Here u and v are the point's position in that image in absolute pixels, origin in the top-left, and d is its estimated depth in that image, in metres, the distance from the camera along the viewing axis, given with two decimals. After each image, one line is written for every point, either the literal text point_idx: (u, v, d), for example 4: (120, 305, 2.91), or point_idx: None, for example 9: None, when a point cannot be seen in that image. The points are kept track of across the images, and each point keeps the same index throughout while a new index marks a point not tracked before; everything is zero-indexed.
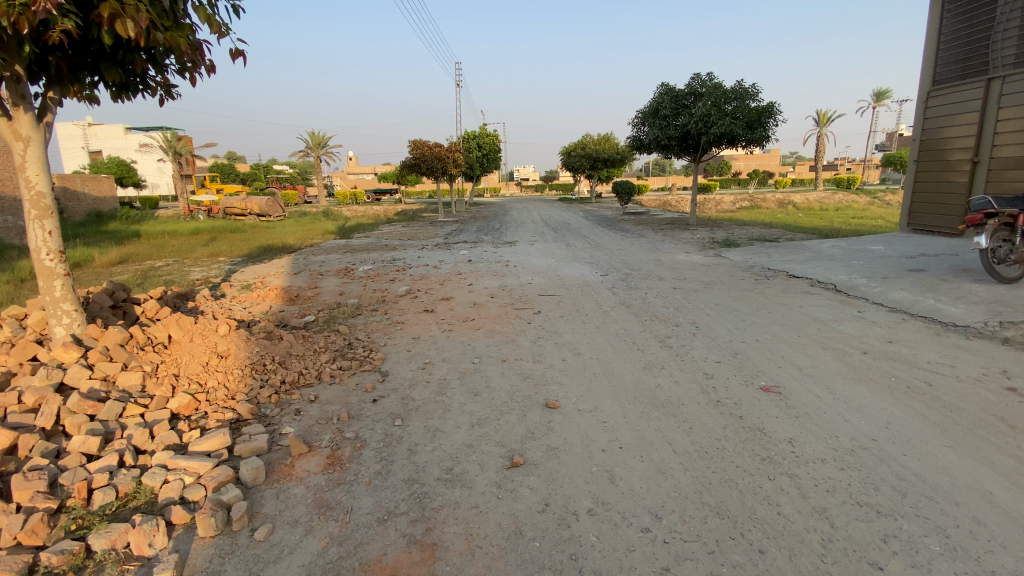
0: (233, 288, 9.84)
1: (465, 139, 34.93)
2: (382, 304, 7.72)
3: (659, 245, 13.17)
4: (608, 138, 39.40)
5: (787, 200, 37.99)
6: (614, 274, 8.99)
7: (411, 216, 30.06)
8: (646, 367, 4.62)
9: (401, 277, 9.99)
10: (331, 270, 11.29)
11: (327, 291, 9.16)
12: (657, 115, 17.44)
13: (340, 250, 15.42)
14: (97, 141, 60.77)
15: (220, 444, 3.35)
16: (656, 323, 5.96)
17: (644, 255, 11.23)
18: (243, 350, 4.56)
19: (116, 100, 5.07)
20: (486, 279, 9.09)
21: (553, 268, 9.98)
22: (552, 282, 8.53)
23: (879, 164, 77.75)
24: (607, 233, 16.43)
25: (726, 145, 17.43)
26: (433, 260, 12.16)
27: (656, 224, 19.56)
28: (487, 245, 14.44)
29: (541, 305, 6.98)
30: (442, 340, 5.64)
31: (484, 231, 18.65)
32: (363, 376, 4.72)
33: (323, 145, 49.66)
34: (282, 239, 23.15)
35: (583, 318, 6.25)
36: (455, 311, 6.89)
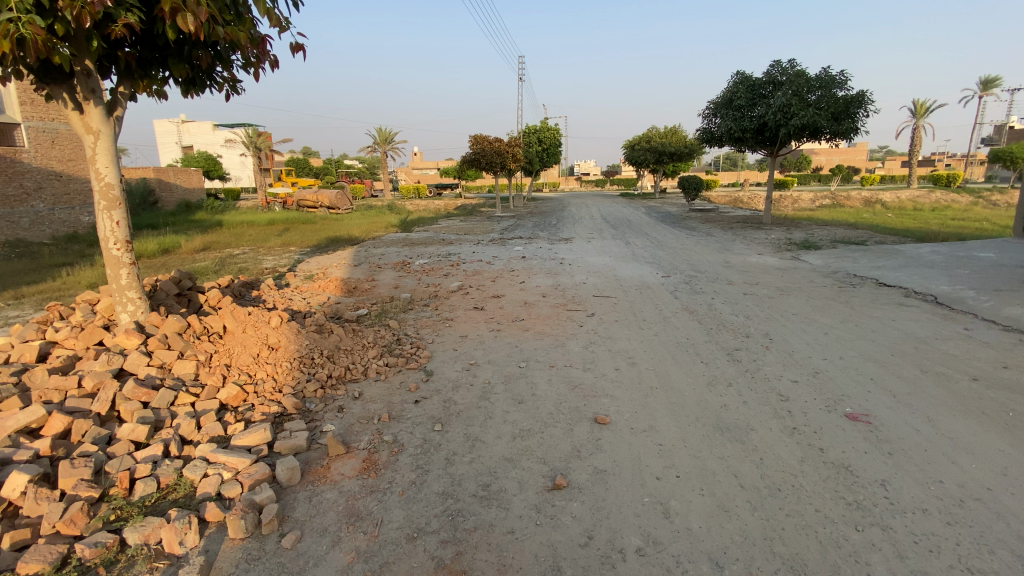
0: (297, 278, 10.20)
1: (526, 134, 34.72)
2: (434, 299, 7.66)
3: (728, 245, 12.33)
4: (676, 131, 37.76)
5: (874, 198, 34.82)
6: (677, 276, 8.46)
7: (471, 211, 30.26)
8: (710, 383, 4.19)
9: (455, 272, 9.93)
10: (388, 263, 11.45)
11: (383, 284, 9.25)
12: (731, 106, 16.38)
13: (399, 243, 15.70)
14: (189, 137, 66.00)
15: (261, 439, 3.33)
16: (722, 333, 5.45)
17: (711, 256, 10.51)
18: (293, 342, 4.57)
19: (187, 96, 5.27)
20: (541, 277, 8.82)
21: (611, 267, 9.55)
22: (610, 283, 8.12)
23: (986, 159, 69.64)
24: (670, 232, 15.68)
25: (808, 138, 16.08)
26: (488, 255, 12.04)
27: (725, 223, 18.45)
28: (544, 241, 14.16)
29: (597, 306, 6.63)
30: (490, 341, 5.44)
31: (541, 227, 18.38)
32: (407, 374, 4.60)
33: (389, 140, 51.16)
34: (347, 231, 23.99)
35: (641, 324, 5.85)
36: (506, 310, 6.68)
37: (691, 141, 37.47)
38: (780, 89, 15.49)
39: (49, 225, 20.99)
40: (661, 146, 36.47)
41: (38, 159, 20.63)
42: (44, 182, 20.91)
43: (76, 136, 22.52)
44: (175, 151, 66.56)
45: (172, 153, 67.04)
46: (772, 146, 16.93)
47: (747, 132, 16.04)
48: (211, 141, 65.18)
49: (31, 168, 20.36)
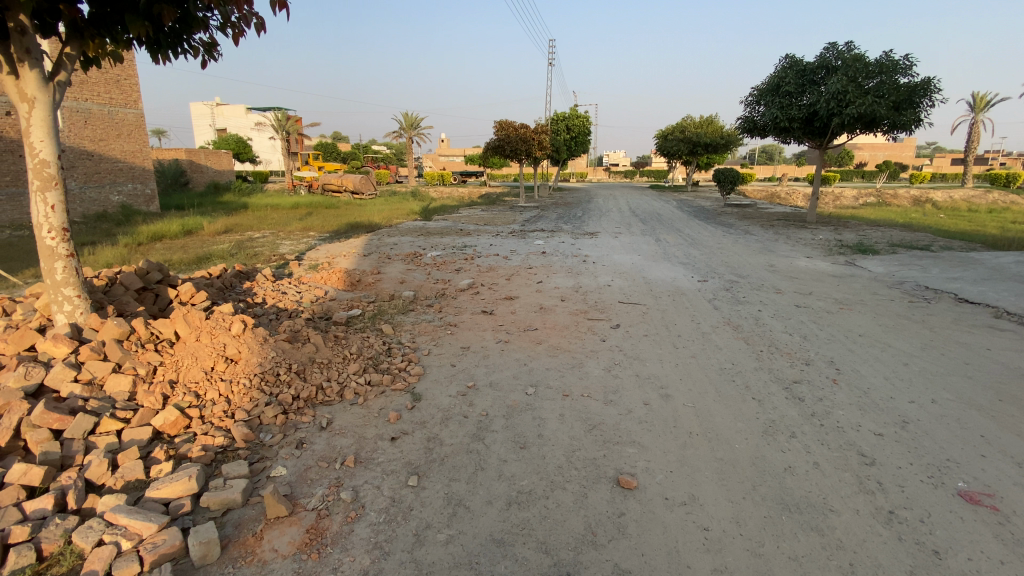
0: (301, 267, 9.60)
1: (554, 121, 33.52)
2: (439, 299, 6.87)
3: (770, 246, 11.19)
4: (712, 120, 35.87)
5: (925, 197, 32.48)
6: (716, 281, 7.48)
7: (494, 200, 29.45)
8: (766, 432, 3.29)
9: (467, 268, 9.12)
10: (400, 254, 10.78)
11: (389, 277, 8.51)
12: (777, 94, 15.02)
13: (416, 232, 15.05)
14: (223, 119, 66.74)
15: (183, 490, 2.59)
16: (776, 358, 4.51)
17: (752, 258, 9.44)
18: (258, 353, 3.82)
19: (153, 59, 4.54)
20: (561, 277, 7.95)
21: (640, 268, 8.60)
22: (639, 286, 7.21)
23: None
24: (705, 228, 14.55)
25: (863, 129, 14.61)
26: (505, 249, 11.21)
27: (765, 220, 17.11)
28: (568, 235, 13.24)
29: (622, 316, 5.74)
30: (495, 356, 4.61)
31: (566, 219, 17.42)
32: (390, 398, 3.82)
33: (415, 126, 50.56)
34: (369, 217, 23.49)
35: (677, 341, 4.94)
36: (517, 316, 5.84)
37: (728, 132, 35.53)
38: (834, 75, 14.06)
39: (78, 204, 21.13)
40: (696, 137, 34.76)
41: (70, 139, 20.91)
42: (73, 160, 21.05)
43: (106, 115, 22.30)
44: (209, 133, 67.44)
45: (206, 135, 68.12)
46: (822, 138, 15.50)
47: (795, 123, 14.66)
48: (243, 124, 65.82)
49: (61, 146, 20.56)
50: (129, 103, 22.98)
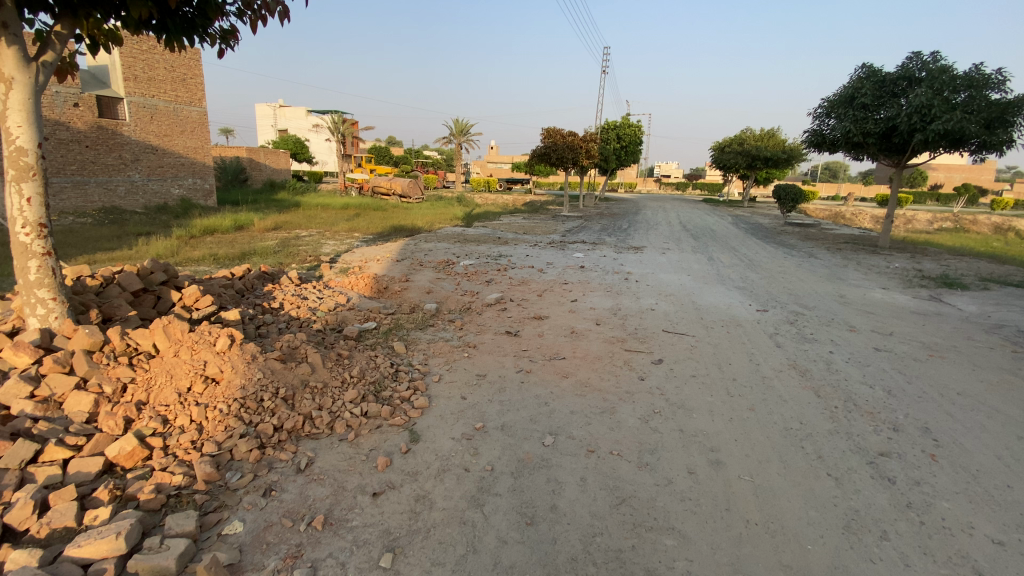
0: (331, 270, 9.37)
1: (604, 130, 32.72)
2: (463, 314, 6.33)
3: (837, 272, 10.06)
4: (772, 133, 34.02)
5: (1013, 224, 29.46)
6: (776, 311, 6.62)
7: (538, 208, 28.96)
8: (848, 529, 2.54)
9: (499, 280, 8.57)
10: (432, 261, 10.42)
11: (416, 286, 8.07)
12: (850, 106, 13.75)
13: (454, 238, 14.71)
14: (285, 121, 69.72)
15: (108, 550, 2.13)
16: (855, 420, 3.70)
17: (817, 287, 8.43)
18: (243, 373, 3.38)
19: (170, 47, 4.31)
20: (599, 296, 7.26)
21: (689, 290, 7.81)
22: (687, 313, 6.44)
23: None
24: (761, 248, 13.46)
25: (948, 147, 13.12)
26: (542, 261, 10.60)
27: (830, 242, 15.74)
28: (611, 249, 12.51)
29: (664, 348, 5.02)
30: (513, 389, 4.00)
31: (610, 232, 16.66)
32: (386, 435, 3.29)
33: (464, 132, 50.87)
34: (412, 221, 23.49)
35: (730, 386, 4.19)
36: (545, 341, 5.20)
37: (789, 146, 33.58)
38: (918, 87, 12.70)
39: (143, 195, 22.11)
40: (755, 151, 33.01)
41: (137, 133, 21.71)
42: (141, 154, 22.02)
43: (172, 112, 23.18)
44: (270, 133, 70.34)
45: (268, 135, 71.21)
46: (899, 155, 14.06)
47: (869, 138, 13.35)
48: (302, 125, 68.41)
49: (131, 141, 21.48)
50: (193, 101, 24.02)
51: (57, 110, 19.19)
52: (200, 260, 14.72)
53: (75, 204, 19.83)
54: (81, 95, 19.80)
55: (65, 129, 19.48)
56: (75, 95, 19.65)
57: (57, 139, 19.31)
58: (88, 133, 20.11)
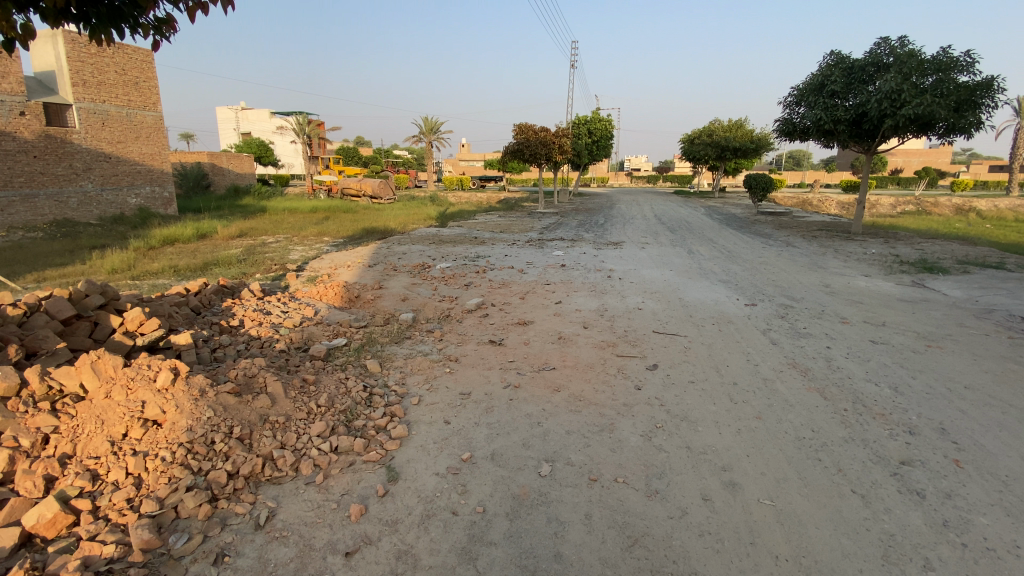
0: (298, 279, 8.84)
1: (575, 124, 32.56)
2: (442, 322, 5.93)
3: (817, 261, 10.00)
4: (740, 124, 34.41)
5: (971, 205, 30.48)
6: (766, 305, 6.43)
7: (512, 205, 28.61)
8: (888, 558, 2.28)
9: (478, 283, 8.18)
10: (407, 265, 9.96)
11: (390, 293, 7.61)
12: (820, 94, 13.79)
13: (428, 240, 14.25)
14: (248, 124, 67.65)
15: None
16: (868, 424, 3.47)
17: (801, 277, 8.30)
18: (190, 412, 2.91)
19: (99, 43, 3.80)
20: (583, 297, 6.95)
21: (675, 286, 7.57)
22: (676, 310, 6.18)
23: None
24: (739, 239, 13.42)
25: (917, 132, 13.29)
26: (520, 261, 10.25)
27: (804, 229, 15.83)
28: (590, 245, 12.24)
29: (657, 351, 4.74)
30: (501, 408, 3.64)
31: (587, 227, 16.44)
32: (359, 475, 2.90)
33: (435, 130, 50.05)
34: (384, 223, 22.86)
35: (732, 391, 3.92)
36: (531, 350, 4.85)
37: (757, 135, 34.03)
38: (886, 73, 12.79)
39: (97, 206, 20.82)
40: (724, 141, 33.32)
41: (89, 141, 20.38)
42: (94, 163, 20.72)
43: (125, 118, 21.96)
44: (234, 136, 68.22)
45: (231, 139, 68.94)
46: (870, 141, 14.20)
47: (841, 125, 13.42)
48: (267, 128, 66.52)
49: (82, 149, 20.17)
50: (147, 106, 22.85)
51: (2, 120, 17.59)
52: (160, 273, 13.87)
53: (24, 219, 18.41)
54: (28, 103, 18.23)
55: (12, 139, 17.93)
56: (21, 102, 18.05)
57: (2, 150, 17.75)
58: (36, 142, 18.69)
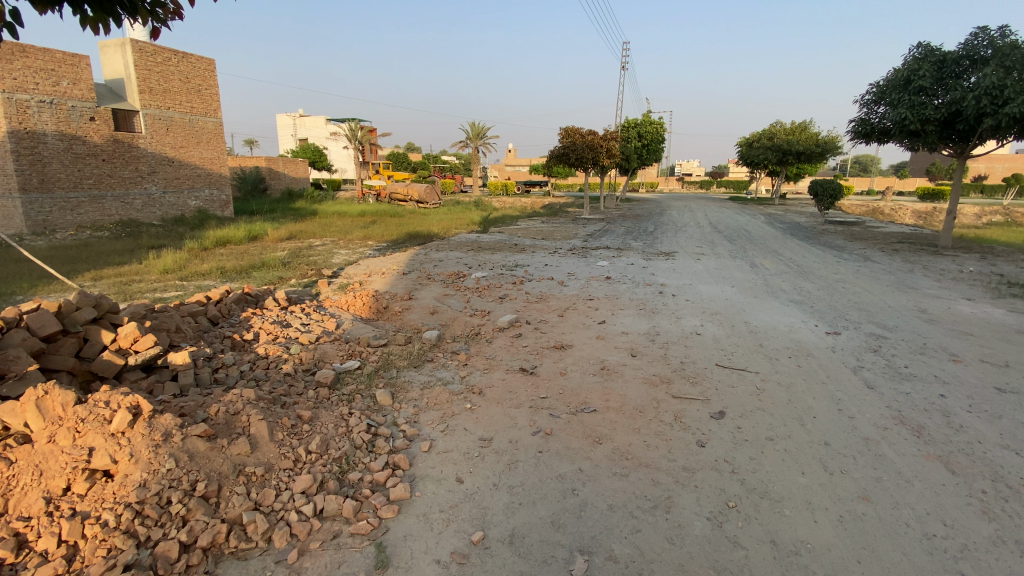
0: (330, 286, 8.50)
1: (624, 128, 31.51)
2: (470, 343, 5.29)
3: (903, 279, 8.73)
4: (804, 126, 32.21)
5: None
6: (851, 335, 5.44)
7: (557, 211, 27.81)
8: None
9: (514, 296, 7.51)
10: (442, 274, 9.46)
11: (419, 305, 7.06)
12: (905, 91, 12.26)
13: (467, 246, 13.78)
14: (305, 131, 70.46)
15: None
16: (1022, 518, 2.55)
17: (888, 299, 7.16)
18: (144, 462, 2.40)
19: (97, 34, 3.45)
20: (631, 317, 6.17)
21: (738, 306, 6.66)
22: (742, 338, 5.30)
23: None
24: (808, 251, 12.14)
25: (1019, 135, 11.58)
26: (562, 272, 9.53)
27: (881, 242, 14.25)
28: (638, 255, 11.38)
29: (722, 394, 3.91)
30: (528, 465, 2.95)
31: (636, 236, 15.49)
32: (341, 555, 2.29)
33: (481, 135, 50.04)
34: (427, 227, 22.67)
35: (823, 457, 3.08)
36: (569, 383, 4.12)
37: (823, 138, 31.73)
38: (984, 67, 11.23)
39: (159, 208, 21.70)
40: (786, 145, 31.26)
41: (154, 145, 21.30)
42: (158, 166, 21.63)
43: (187, 124, 22.86)
44: (291, 142, 71.18)
45: (288, 145, 71.91)
46: (962, 143, 12.53)
47: (929, 125, 11.87)
48: (322, 134, 69.13)
49: (147, 153, 21.08)
50: (208, 112, 23.75)
51: (74, 125, 18.42)
52: (207, 274, 14.07)
53: (93, 219, 19.28)
54: (98, 109, 19.08)
55: (83, 143, 18.78)
56: (92, 108, 18.90)
57: (74, 153, 18.63)
58: (105, 146, 19.57)
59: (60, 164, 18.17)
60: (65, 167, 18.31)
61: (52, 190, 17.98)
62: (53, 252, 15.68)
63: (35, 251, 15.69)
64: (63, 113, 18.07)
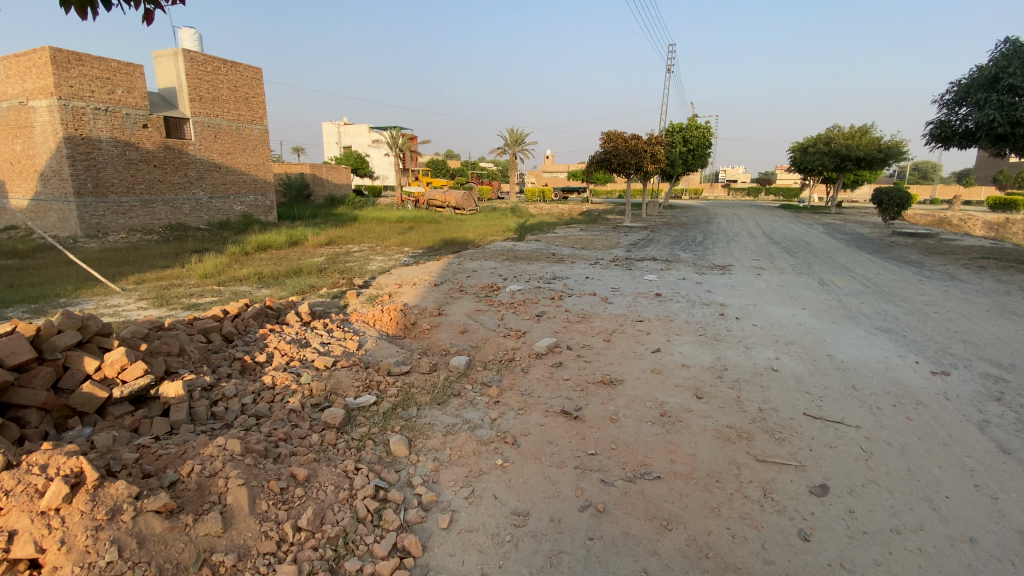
0: (358, 297, 8.05)
1: (668, 133, 30.36)
2: (503, 372, 4.63)
3: (1003, 303, 7.53)
4: (864, 130, 30.18)
5: None
6: (964, 376, 4.49)
7: (597, 219, 26.95)
8: None
9: (554, 315, 6.82)
10: (475, 286, 8.88)
11: (449, 322, 6.46)
12: (991, 90, 10.81)
13: (503, 255, 13.18)
14: (349, 138, 72.17)
15: None
16: None
17: (995, 328, 6.08)
18: (72, 555, 1.85)
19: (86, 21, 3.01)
20: (689, 345, 5.36)
21: (815, 334, 5.75)
22: (829, 377, 4.43)
23: None
24: (881, 267, 10.93)
25: None
26: (604, 286, 8.78)
27: (962, 257, 12.77)
28: (688, 268, 10.50)
29: (820, 459, 3.11)
30: (574, 561, 2.27)
31: (683, 246, 14.53)
32: None
33: (519, 142, 49.66)
34: (464, 234, 22.27)
35: (979, 567, 2.26)
36: (624, 435, 3.40)
37: (885, 143, 29.59)
38: None
39: (206, 213, 22.17)
40: (844, 151, 29.31)
41: (202, 151, 21.78)
42: (205, 172, 22.11)
43: (235, 131, 23.35)
44: (335, 149, 73.13)
45: (332, 151, 73.74)
46: None
47: (1019, 129, 10.37)
48: (364, 141, 70.67)
49: (196, 159, 21.57)
50: (255, 119, 24.25)
51: (128, 132, 18.97)
52: (244, 279, 13.99)
53: (144, 222, 19.78)
54: (150, 116, 19.64)
55: (136, 149, 19.33)
56: (145, 115, 19.46)
57: (128, 159, 19.17)
58: (156, 152, 20.10)
59: (113, 169, 18.71)
60: (119, 172, 18.86)
61: (106, 195, 18.52)
62: (103, 254, 16.06)
63: (87, 253, 16.12)
64: (117, 120, 18.63)
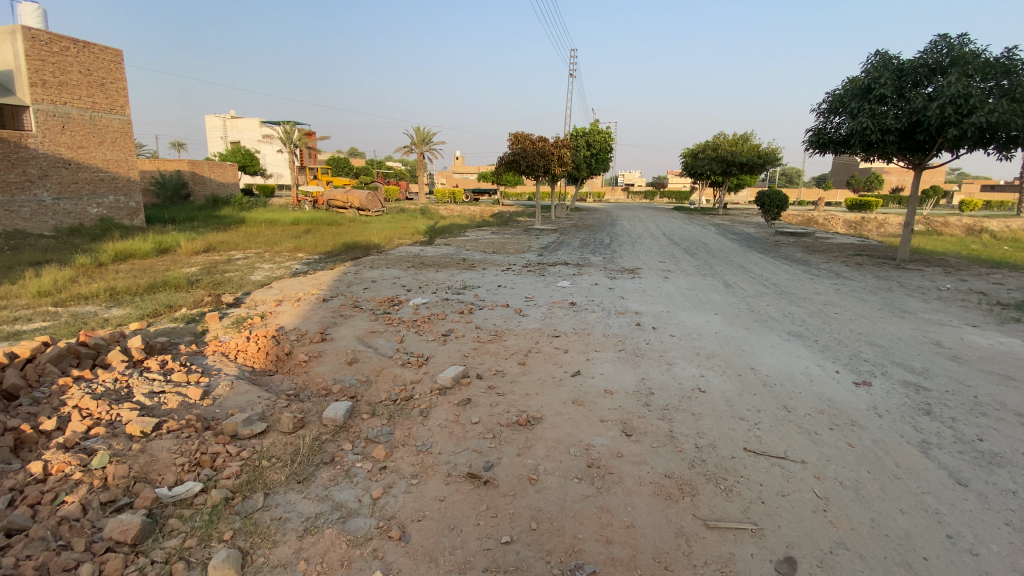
0: (222, 321, 6.61)
1: (573, 136, 30.77)
2: (395, 418, 3.70)
3: (889, 300, 7.95)
4: (745, 138, 32.79)
5: (980, 225, 28.79)
6: (885, 386, 4.34)
7: (507, 220, 26.52)
8: None
9: (462, 334, 5.97)
10: (372, 300, 7.78)
11: (334, 349, 5.37)
12: (865, 100, 11.72)
13: (407, 262, 12.10)
14: (237, 133, 65.87)
15: None
16: None
17: (892, 328, 6.24)
18: None
19: None
20: (610, 364, 4.79)
21: (734, 344, 5.47)
22: (761, 397, 4.04)
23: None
24: (776, 266, 11.43)
25: (973, 146, 11.35)
26: (517, 295, 8.11)
27: (839, 254, 13.86)
28: (601, 272, 10.20)
29: (776, 517, 2.59)
30: None
31: (593, 249, 14.40)
32: None
33: (426, 140, 48.19)
34: (367, 237, 20.68)
35: None
36: (544, 504, 2.66)
37: (763, 150, 32.35)
38: (943, 76, 10.86)
39: (53, 216, 18.30)
40: (730, 156, 31.63)
41: (46, 145, 18.00)
42: (51, 169, 18.35)
43: (89, 121, 19.57)
44: (220, 145, 66.41)
45: (217, 147, 66.74)
46: (919, 154, 12.18)
47: (888, 136, 11.35)
48: (255, 137, 64.92)
49: (38, 154, 17.83)
50: (114, 109, 20.47)
51: None
52: (93, 296, 11.51)
53: None
54: None
55: None
56: None
57: None
58: None
59: None
60: None
61: None
62: None
63: None
64: None
